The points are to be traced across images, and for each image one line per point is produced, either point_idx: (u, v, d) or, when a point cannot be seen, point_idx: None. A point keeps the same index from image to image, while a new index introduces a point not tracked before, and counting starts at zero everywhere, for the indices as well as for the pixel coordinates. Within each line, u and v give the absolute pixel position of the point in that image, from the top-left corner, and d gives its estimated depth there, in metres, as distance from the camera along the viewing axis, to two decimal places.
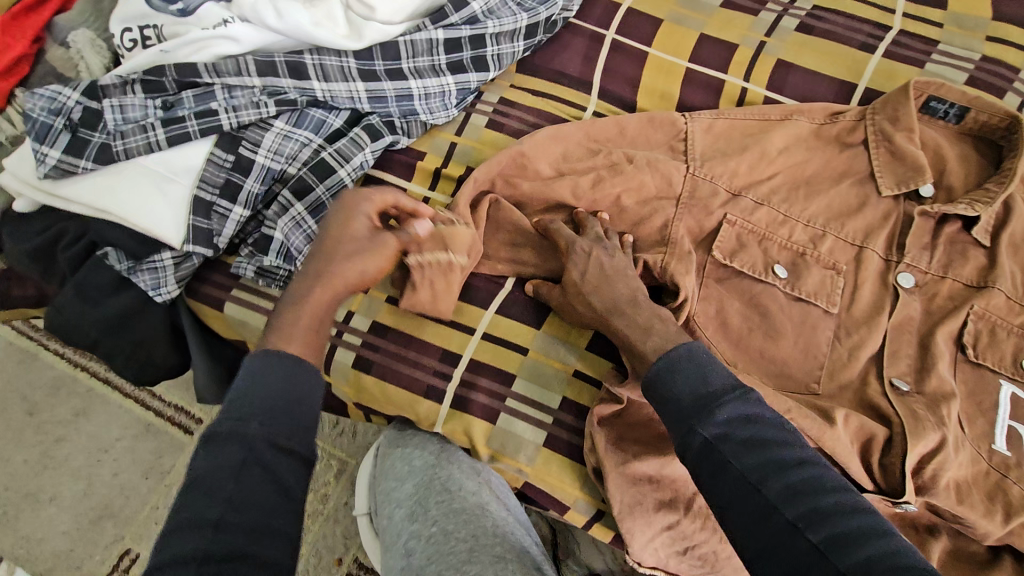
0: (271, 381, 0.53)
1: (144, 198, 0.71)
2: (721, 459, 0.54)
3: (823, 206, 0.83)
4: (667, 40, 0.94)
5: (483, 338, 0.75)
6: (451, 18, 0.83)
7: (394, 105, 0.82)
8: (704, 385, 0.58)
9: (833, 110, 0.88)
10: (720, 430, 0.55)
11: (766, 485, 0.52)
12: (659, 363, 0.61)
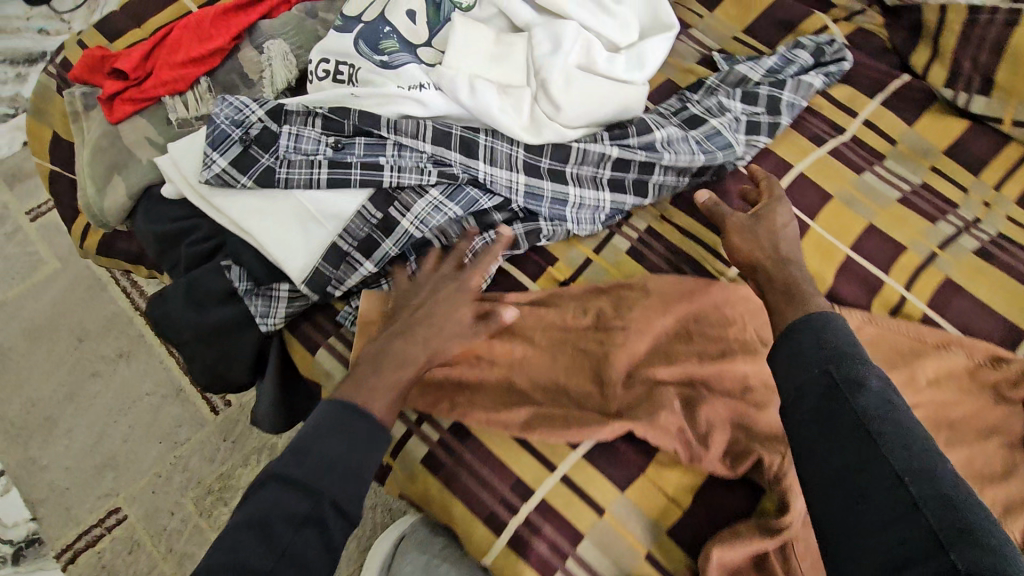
0: (336, 433, 0.58)
1: (290, 232, 0.73)
2: (839, 411, 0.54)
3: (963, 458, 0.74)
4: (833, 220, 0.89)
5: (562, 480, 0.70)
6: (629, 140, 0.82)
7: (547, 207, 0.79)
8: (825, 342, 0.59)
9: (997, 354, 0.80)
10: (855, 380, 0.55)
11: (878, 428, 0.52)
12: (795, 327, 0.62)
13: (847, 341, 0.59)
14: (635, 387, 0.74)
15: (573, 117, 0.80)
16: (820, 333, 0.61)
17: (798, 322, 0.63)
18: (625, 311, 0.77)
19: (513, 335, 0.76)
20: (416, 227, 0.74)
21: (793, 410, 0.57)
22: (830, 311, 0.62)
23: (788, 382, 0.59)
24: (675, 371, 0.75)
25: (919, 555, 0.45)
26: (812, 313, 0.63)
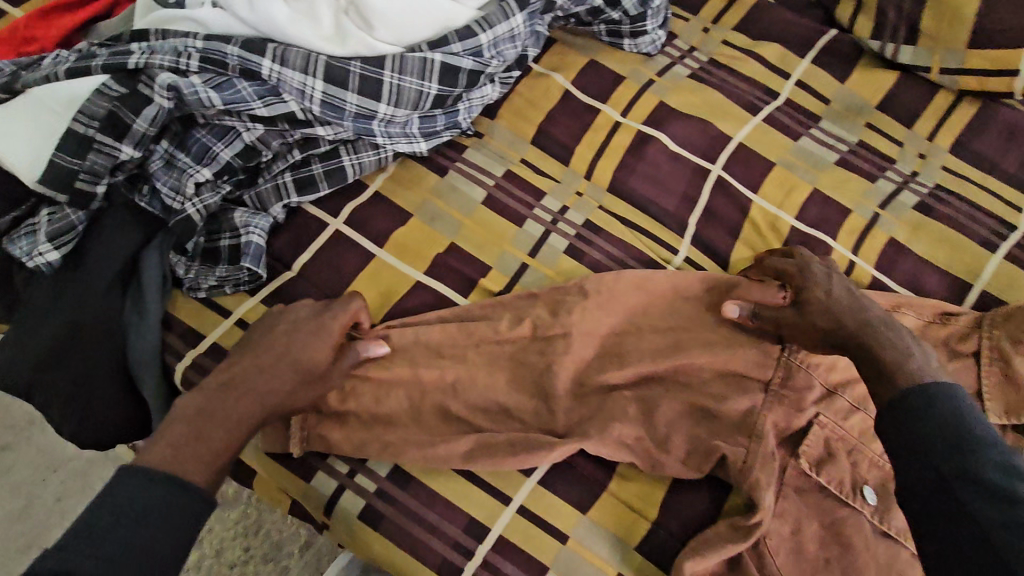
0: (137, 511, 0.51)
1: (14, 134, 0.64)
2: (945, 496, 0.49)
3: None
4: (775, 189, 0.86)
5: (519, 513, 0.65)
6: (453, 46, 0.72)
7: (350, 123, 0.71)
8: (979, 464, 0.49)
9: (944, 310, 0.80)
10: (969, 474, 0.49)
11: (956, 477, 0.49)
12: (905, 395, 0.54)
13: (958, 412, 0.52)
14: (590, 395, 0.68)
15: (389, 32, 0.70)
16: (942, 399, 0.53)
17: (904, 391, 0.55)
18: (564, 314, 0.69)
19: (452, 358, 0.67)
20: (168, 101, 0.65)
21: (928, 488, 0.50)
22: (944, 391, 0.53)
23: (896, 466, 0.52)
24: (628, 374, 0.68)
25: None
26: (925, 391, 0.54)
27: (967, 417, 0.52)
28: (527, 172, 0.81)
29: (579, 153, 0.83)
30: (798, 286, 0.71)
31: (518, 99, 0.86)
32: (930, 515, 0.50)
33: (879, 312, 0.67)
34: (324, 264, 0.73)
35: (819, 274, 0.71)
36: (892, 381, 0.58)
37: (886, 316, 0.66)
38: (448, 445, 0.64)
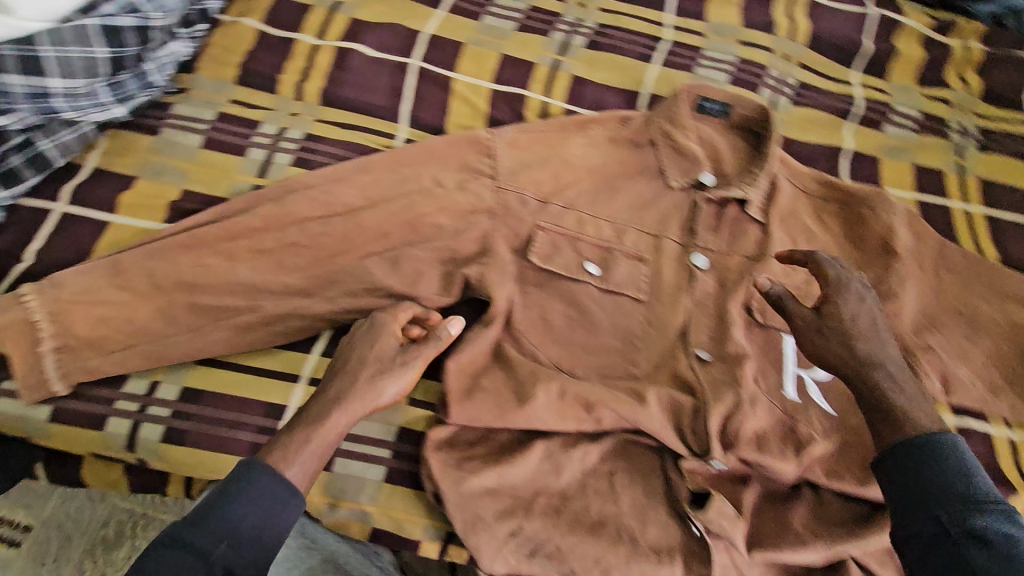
0: (258, 513, 0.59)
1: None
2: (956, 559, 0.55)
3: (624, 202, 0.92)
4: (469, 63, 1.00)
5: (309, 384, 0.74)
6: (104, 8, 0.78)
7: (27, 104, 0.75)
8: (965, 498, 0.58)
9: (623, 117, 0.97)
10: (973, 530, 0.56)
11: (975, 553, 0.55)
12: (915, 445, 0.62)
13: (960, 468, 0.60)
14: (341, 266, 0.79)
15: (31, 9, 0.74)
16: (952, 446, 0.61)
17: (891, 450, 0.63)
18: (287, 205, 0.80)
19: (205, 274, 0.74)
20: None
21: (933, 543, 0.57)
22: (947, 440, 0.61)
23: (906, 527, 0.59)
24: (373, 241, 0.81)
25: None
26: (930, 437, 0.62)
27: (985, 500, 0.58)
28: (241, 109, 0.89)
29: (284, 81, 0.92)
30: (831, 295, 0.74)
31: (216, 48, 0.93)
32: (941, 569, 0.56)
33: (892, 351, 0.71)
34: (60, 239, 0.76)
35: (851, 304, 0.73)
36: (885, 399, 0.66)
37: (898, 382, 0.69)
38: (227, 344, 0.73)
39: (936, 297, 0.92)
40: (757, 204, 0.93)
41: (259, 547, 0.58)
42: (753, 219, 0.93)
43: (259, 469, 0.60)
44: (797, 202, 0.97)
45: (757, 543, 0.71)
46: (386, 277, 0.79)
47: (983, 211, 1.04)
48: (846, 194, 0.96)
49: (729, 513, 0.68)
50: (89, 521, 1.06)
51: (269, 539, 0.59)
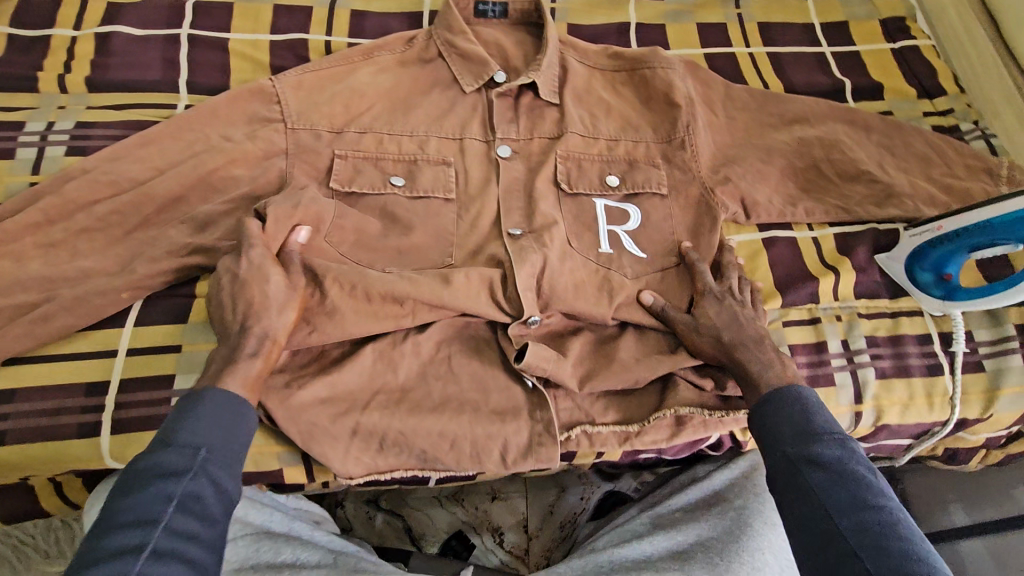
0: (219, 426, 0.62)
1: None
2: (802, 479, 0.63)
3: (422, 115, 0.93)
4: (243, 20, 0.98)
5: (130, 355, 0.76)
6: None
7: None
8: (815, 452, 0.64)
9: (407, 37, 0.98)
10: (813, 458, 0.64)
11: (814, 478, 0.63)
12: (760, 404, 0.72)
13: (791, 409, 0.69)
14: (142, 239, 0.79)
15: None
16: (792, 398, 0.70)
17: (757, 399, 0.73)
18: (71, 193, 0.79)
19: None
20: None
21: (788, 482, 0.65)
22: (789, 394, 0.70)
23: (768, 457, 0.68)
24: (169, 208, 0.81)
25: (846, 559, 0.57)
26: (777, 398, 0.71)
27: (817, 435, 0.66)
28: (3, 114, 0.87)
29: (46, 79, 0.89)
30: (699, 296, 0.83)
31: None
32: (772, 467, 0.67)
33: (756, 331, 0.80)
34: None
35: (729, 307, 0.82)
36: (750, 382, 0.75)
37: (731, 316, 0.81)
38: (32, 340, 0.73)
39: (730, 136, 1.00)
40: (548, 86, 0.97)
41: (231, 455, 0.62)
42: (548, 102, 0.97)
43: (211, 390, 0.64)
44: (591, 79, 1.01)
45: (587, 378, 0.81)
46: (190, 236, 0.79)
47: (763, 49, 1.13)
48: (631, 60, 1.01)
49: (548, 359, 0.78)
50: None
51: (238, 450, 0.63)
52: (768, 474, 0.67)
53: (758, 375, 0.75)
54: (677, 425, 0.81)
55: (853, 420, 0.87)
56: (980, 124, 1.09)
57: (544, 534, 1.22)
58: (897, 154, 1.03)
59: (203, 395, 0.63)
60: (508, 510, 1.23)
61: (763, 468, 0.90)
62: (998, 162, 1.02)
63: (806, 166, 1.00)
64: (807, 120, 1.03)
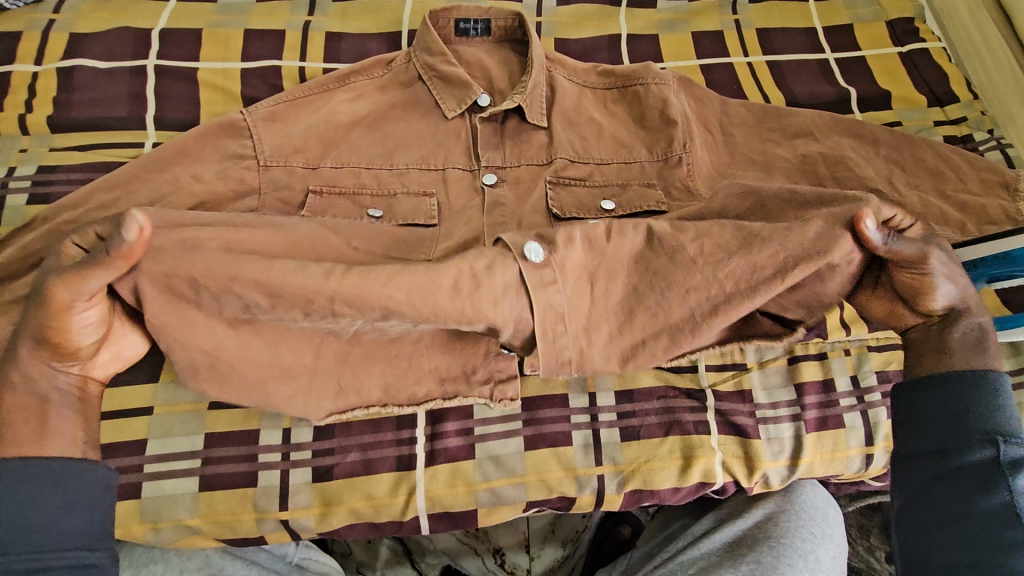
0: (23, 501, 0.56)
1: None
2: (988, 475, 0.59)
3: (401, 145, 0.90)
4: (214, 48, 0.93)
5: None
6: None
7: None
8: (1020, 461, 0.59)
9: (386, 60, 0.94)
10: (1011, 457, 0.59)
11: (1014, 485, 0.58)
12: (962, 376, 0.64)
13: (1004, 407, 0.62)
14: None
15: None
16: (1002, 391, 0.62)
17: (937, 373, 0.65)
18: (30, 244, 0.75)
19: None
20: None
21: (963, 468, 0.60)
22: (995, 381, 0.62)
23: (941, 435, 0.62)
24: None
25: (994, 554, 0.57)
26: (986, 379, 0.63)
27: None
28: None
29: (7, 121, 0.85)
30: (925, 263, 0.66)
31: None
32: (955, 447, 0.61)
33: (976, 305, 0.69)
34: None
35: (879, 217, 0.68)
36: (957, 317, 0.68)
37: (954, 276, 0.67)
38: None
39: (727, 155, 0.96)
40: (535, 108, 0.92)
41: (40, 525, 0.55)
42: (536, 125, 0.93)
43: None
44: (580, 98, 0.96)
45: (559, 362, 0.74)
46: None
47: (762, 59, 1.07)
48: (623, 77, 0.96)
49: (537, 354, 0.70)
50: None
51: (45, 519, 0.56)
52: (939, 440, 0.62)
53: (987, 340, 0.67)
54: (668, 426, 0.75)
55: (866, 463, 0.78)
56: (995, 132, 1.03)
57: (547, 553, 1.15)
58: (907, 169, 0.98)
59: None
60: (510, 530, 1.17)
61: (778, 520, 0.84)
62: (1016, 174, 0.96)
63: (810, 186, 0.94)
64: (810, 135, 0.98)
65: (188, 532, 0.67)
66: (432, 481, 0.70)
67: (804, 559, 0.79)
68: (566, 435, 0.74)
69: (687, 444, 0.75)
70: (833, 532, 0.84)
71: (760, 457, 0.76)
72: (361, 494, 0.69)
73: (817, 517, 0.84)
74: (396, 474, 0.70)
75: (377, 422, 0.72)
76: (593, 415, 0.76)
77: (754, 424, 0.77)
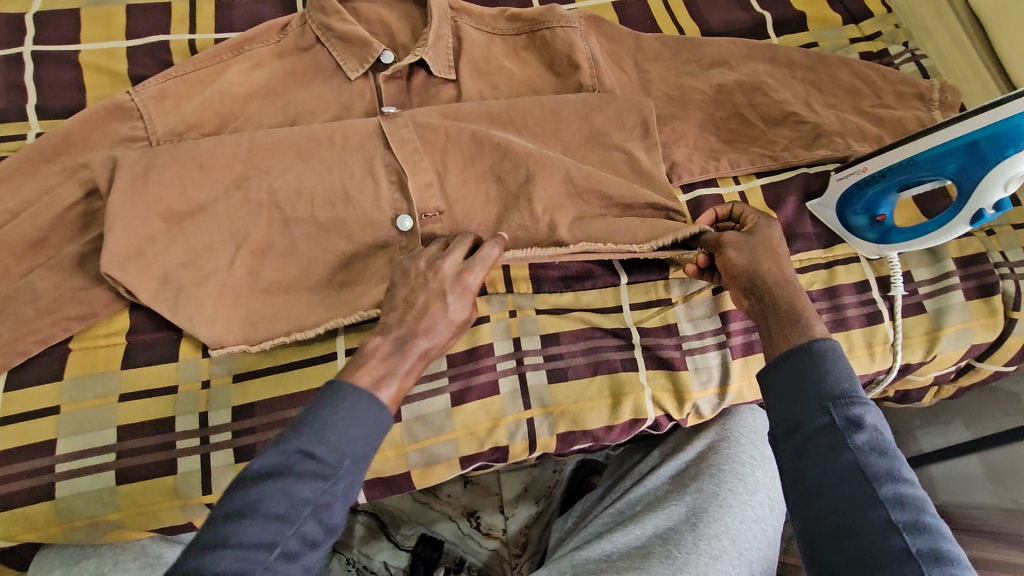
0: (361, 428, 0.55)
1: None
2: (834, 447, 0.53)
3: (306, 113, 0.86)
4: (94, 27, 0.88)
5: (3, 425, 0.67)
6: None
7: None
8: (847, 406, 0.54)
9: (280, 25, 0.89)
10: (850, 418, 0.54)
11: (858, 452, 0.53)
12: (799, 357, 0.58)
13: (838, 372, 0.56)
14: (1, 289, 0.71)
15: None
16: (830, 354, 0.58)
17: (779, 354, 0.60)
18: None
19: None
20: None
21: (813, 444, 0.54)
22: (825, 354, 0.57)
23: (789, 415, 0.56)
24: (27, 255, 0.73)
25: (869, 536, 0.49)
26: (810, 346, 0.59)
27: (879, 430, 0.54)
28: None
29: None
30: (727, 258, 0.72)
31: None
32: (804, 424, 0.55)
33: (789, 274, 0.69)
34: None
35: (763, 228, 0.74)
36: (795, 313, 0.64)
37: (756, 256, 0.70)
38: None
39: (643, 92, 0.94)
40: (441, 61, 0.89)
41: (354, 449, 0.54)
42: (444, 79, 0.90)
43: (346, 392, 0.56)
44: (489, 47, 0.93)
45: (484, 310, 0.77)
46: (47, 288, 0.70)
47: None
48: (531, 20, 0.93)
49: None
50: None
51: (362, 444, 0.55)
52: (787, 418, 0.56)
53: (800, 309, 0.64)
54: (597, 367, 0.75)
55: None
56: (909, 45, 1.02)
57: (520, 511, 1.18)
58: (824, 89, 0.97)
59: (340, 396, 0.56)
60: (484, 493, 1.19)
61: (718, 447, 0.85)
62: (930, 84, 0.96)
63: (727, 116, 0.93)
64: (726, 64, 0.96)
65: (111, 526, 0.66)
66: None
67: (743, 481, 0.81)
68: (492, 387, 0.74)
69: (615, 383, 0.75)
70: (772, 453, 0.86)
71: (689, 389, 0.76)
72: None
73: (756, 441, 0.86)
74: None
75: (299, 394, 0.71)
76: (520, 363, 0.75)
77: (682, 356, 0.77)
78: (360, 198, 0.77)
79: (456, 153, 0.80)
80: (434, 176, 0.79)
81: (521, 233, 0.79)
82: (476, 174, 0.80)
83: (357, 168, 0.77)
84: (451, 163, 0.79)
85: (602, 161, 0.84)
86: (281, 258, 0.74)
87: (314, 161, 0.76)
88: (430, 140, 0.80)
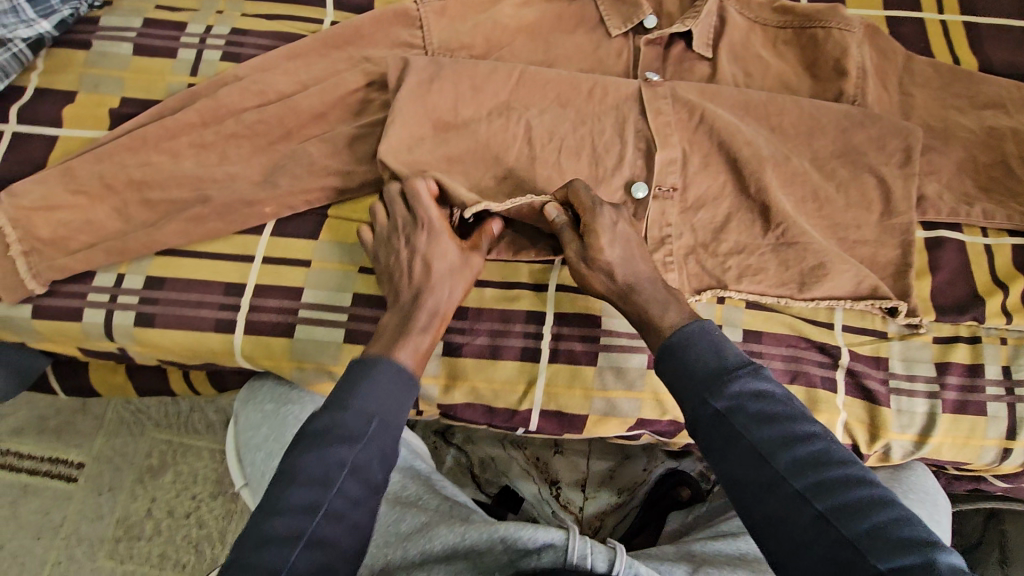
0: (391, 390, 0.60)
1: None
2: (731, 423, 0.55)
3: (562, 58, 0.90)
4: None
5: (264, 263, 0.76)
6: None
7: None
8: (726, 381, 0.57)
9: None
10: (755, 391, 0.56)
11: (781, 418, 0.55)
12: (672, 348, 0.60)
13: (707, 364, 0.58)
14: (282, 149, 0.80)
15: None
16: (699, 332, 0.61)
17: (671, 340, 0.61)
18: (222, 98, 0.81)
19: (158, 171, 0.77)
20: None
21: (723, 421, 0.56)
22: (705, 341, 0.59)
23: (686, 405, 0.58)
24: (308, 124, 0.81)
25: (791, 494, 0.52)
26: (683, 336, 0.61)
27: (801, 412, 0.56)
28: (165, 14, 0.89)
29: None
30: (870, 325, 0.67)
31: None
32: (700, 413, 0.57)
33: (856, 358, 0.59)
34: (18, 165, 0.80)
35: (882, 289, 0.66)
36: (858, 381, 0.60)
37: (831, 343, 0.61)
38: (179, 233, 0.75)
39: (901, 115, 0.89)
40: (703, 37, 0.89)
41: (382, 406, 0.59)
42: (700, 56, 0.90)
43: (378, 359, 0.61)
44: (750, 34, 0.91)
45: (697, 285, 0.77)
46: (322, 158, 0.78)
47: (960, 19, 0.97)
48: (805, 15, 0.89)
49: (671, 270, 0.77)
50: (134, 454, 1.13)
51: (394, 408, 0.59)
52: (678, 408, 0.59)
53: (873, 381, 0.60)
54: (795, 375, 0.74)
55: (1000, 457, 0.74)
56: None
57: (601, 496, 1.10)
58: None
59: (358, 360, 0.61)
60: (569, 466, 1.11)
61: None
62: None
63: (993, 163, 0.85)
64: (1003, 107, 0.88)
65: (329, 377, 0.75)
66: (553, 376, 0.73)
67: None
68: None
69: (810, 396, 0.74)
70: (941, 518, 0.79)
71: (886, 426, 0.73)
72: (485, 376, 0.73)
73: (927, 500, 0.80)
74: (520, 363, 0.74)
75: (509, 312, 0.75)
76: None
77: (885, 392, 0.75)
78: (606, 149, 0.79)
79: (706, 130, 0.79)
80: (679, 150, 0.79)
81: (749, 224, 0.78)
82: (719, 155, 0.79)
83: (609, 123, 0.79)
84: (699, 139, 0.79)
85: (850, 175, 0.80)
86: (520, 186, 0.78)
87: (571, 108, 0.79)
88: (684, 112, 0.80)
